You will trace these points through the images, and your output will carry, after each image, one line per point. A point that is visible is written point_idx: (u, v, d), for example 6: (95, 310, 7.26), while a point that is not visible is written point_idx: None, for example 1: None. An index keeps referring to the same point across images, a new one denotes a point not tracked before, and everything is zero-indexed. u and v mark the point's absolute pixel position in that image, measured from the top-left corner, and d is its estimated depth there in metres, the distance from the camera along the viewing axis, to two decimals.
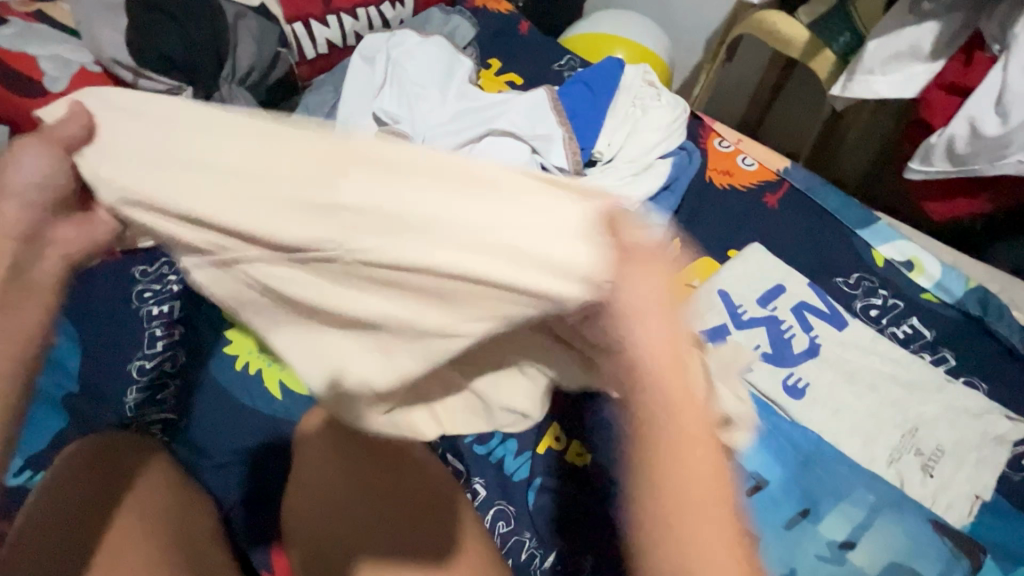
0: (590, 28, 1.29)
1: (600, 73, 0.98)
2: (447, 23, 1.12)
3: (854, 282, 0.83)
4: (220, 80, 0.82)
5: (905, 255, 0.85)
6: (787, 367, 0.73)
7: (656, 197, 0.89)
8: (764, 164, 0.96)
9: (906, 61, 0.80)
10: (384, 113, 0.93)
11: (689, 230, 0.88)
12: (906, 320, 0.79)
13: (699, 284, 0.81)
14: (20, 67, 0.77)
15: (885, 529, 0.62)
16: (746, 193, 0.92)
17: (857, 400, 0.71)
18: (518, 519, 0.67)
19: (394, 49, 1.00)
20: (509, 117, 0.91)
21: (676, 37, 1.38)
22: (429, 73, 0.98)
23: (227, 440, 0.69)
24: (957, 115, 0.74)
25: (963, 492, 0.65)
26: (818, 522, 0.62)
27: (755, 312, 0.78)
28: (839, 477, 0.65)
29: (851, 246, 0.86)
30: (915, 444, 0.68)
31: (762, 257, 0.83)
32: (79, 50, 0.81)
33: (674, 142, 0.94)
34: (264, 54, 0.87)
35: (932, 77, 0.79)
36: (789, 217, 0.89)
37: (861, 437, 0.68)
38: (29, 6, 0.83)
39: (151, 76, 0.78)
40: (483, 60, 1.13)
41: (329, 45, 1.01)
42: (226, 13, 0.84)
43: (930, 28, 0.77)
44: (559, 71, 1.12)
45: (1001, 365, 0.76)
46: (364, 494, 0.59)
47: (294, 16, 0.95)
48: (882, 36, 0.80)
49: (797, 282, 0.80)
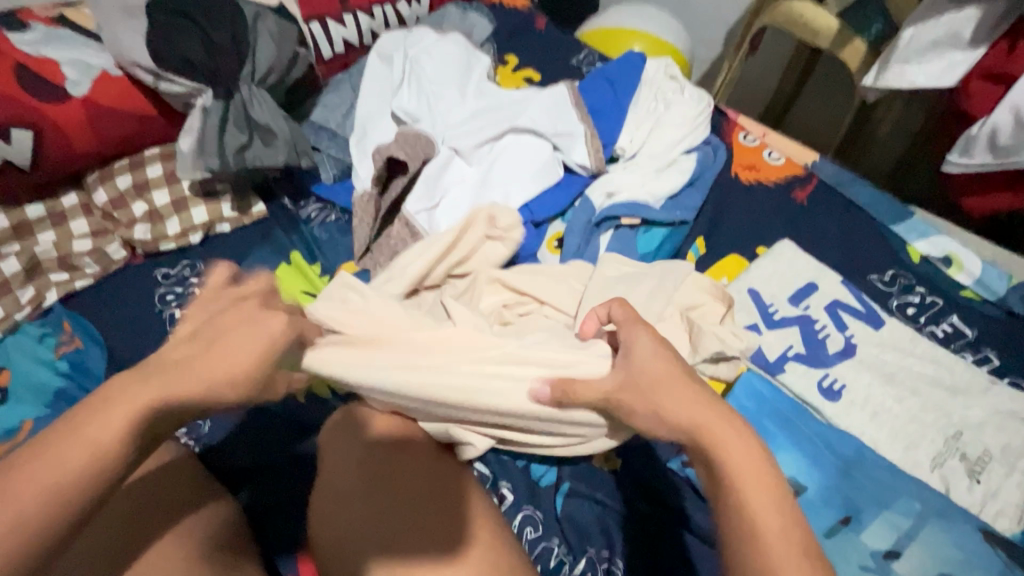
0: (608, 22, 1.26)
1: (620, 68, 0.97)
2: (463, 20, 1.10)
3: (890, 279, 0.80)
4: (239, 81, 0.82)
5: (942, 251, 0.82)
6: (821, 368, 0.71)
7: (681, 192, 0.87)
8: (792, 158, 0.93)
9: (947, 48, 0.76)
10: (403, 112, 0.92)
11: (715, 227, 0.86)
12: (945, 318, 0.76)
13: (729, 283, 0.79)
14: (42, 71, 0.77)
15: (930, 537, 0.60)
16: (774, 188, 0.89)
17: (896, 402, 0.68)
18: (546, 525, 0.65)
19: (412, 46, 0.99)
20: (530, 114, 0.90)
21: (696, 27, 1.35)
22: (447, 70, 0.96)
23: (249, 452, 0.70)
24: (1001, 105, 0.71)
25: (1013, 500, 0.63)
26: (860, 530, 0.60)
27: (786, 311, 0.76)
28: (883, 484, 0.63)
29: (886, 242, 0.83)
30: (959, 447, 0.66)
31: (794, 254, 0.81)
32: (101, 54, 0.81)
33: (699, 137, 0.92)
34: (284, 54, 0.86)
35: (971, 65, 0.76)
36: (817, 213, 0.87)
37: (902, 441, 0.66)
38: (50, 11, 0.83)
39: (171, 78, 0.78)
40: (500, 57, 1.11)
41: (346, 44, 1.01)
42: (246, 14, 0.83)
43: (972, 15, 0.74)
44: (578, 66, 1.10)
45: None
46: (378, 487, 0.57)
47: (310, 15, 0.95)
48: (918, 24, 0.78)
49: (829, 281, 0.78)
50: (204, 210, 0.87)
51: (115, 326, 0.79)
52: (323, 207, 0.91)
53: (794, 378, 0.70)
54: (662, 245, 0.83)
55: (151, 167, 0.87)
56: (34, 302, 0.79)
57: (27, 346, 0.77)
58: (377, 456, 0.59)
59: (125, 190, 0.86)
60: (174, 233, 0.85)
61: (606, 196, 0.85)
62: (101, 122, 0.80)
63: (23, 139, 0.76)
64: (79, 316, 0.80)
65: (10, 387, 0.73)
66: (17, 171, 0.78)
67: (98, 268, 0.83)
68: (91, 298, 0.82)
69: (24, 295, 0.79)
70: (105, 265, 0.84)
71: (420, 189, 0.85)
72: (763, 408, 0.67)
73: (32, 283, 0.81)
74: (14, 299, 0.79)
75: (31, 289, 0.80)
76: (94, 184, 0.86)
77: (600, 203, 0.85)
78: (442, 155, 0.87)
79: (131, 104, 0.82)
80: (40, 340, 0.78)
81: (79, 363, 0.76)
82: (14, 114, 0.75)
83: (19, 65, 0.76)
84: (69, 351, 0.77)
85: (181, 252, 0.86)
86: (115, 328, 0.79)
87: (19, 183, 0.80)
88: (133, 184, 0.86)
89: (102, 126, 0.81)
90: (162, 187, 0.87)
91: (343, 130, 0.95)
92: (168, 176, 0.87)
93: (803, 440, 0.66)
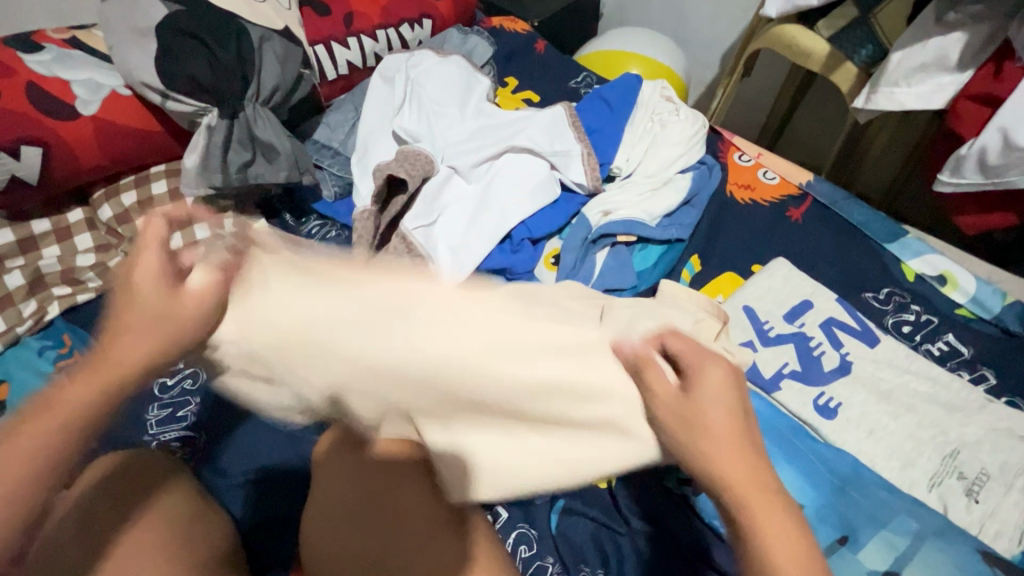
0: (607, 46, 1.29)
1: (617, 88, 0.98)
2: (464, 43, 1.13)
3: (885, 298, 0.80)
4: (245, 100, 0.84)
5: (937, 270, 0.83)
6: (816, 385, 0.71)
7: (677, 211, 0.88)
8: (786, 178, 0.94)
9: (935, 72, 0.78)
10: (404, 131, 0.93)
11: (709, 245, 0.87)
12: (940, 336, 0.76)
13: (724, 300, 0.80)
14: (54, 91, 0.79)
15: (931, 558, 0.59)
16: (769, 207, 0.90)
17: (892, 420, 0.68)
18: (541, 543, 0.65)
19: (413, 68, 1.01)
20: (528, 134, 0.92)
21: (692, 52, 1.38)
22: (447, 91, 0.98)
23: (246, 468, 0.70)
24: (989, 126, 0.72)
25: (1013, 520, 0.61)
26: (858, 550, 0.59)
27: (781, 328, 0.76)
28: (878, 502, 0.63)
29: (880, 260, 0.84)
30: (957, 466, 0.65)
31: (787, 272, 0.81)
32: (111, 75, 0.84)
33: (694, 157, 0.93)
34: (288, 75, 0.88)
35: (959, 88, 0.77)
36: (812, 232, 0.87)
37: (900, 460, 0.66)
38: (63, 34, 0.86)
39: (179, 98, 0.80)
40: (500, 79, 1.14)
41: (350, 66, 1.03)
42: (251, 35, 0.85)
43: (958, 39, 0.75)
44: (577, 88, 1.12)
45: None
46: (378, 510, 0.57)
47: (316, 39, 0.97)
48: (906, 48, 0.78)
49: (824, 298, 0.78)
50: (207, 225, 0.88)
51: None
52: (324, 223, 0.93)
53: (789, 394, 0.70)
54: (658, 262, 0.84)
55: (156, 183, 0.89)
56: (36, 316, 0.80)
57: (27, 358, 0.78)
58: (375, 475, 0.59)
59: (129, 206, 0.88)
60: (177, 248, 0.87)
61: (603, 214, 0.86)
62: (107, 141, 0.82)
63: (31, 156, 0.77)
64: (79, 329, 0.81)
65: (8, 401, 0.74)
66: (26, 188, 0.79)
67: (99, 282, 0.84)
68: (92, 311, 0.83)
69: (28, 308, 0.80)
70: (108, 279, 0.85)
71: (419, 206, 0.86)
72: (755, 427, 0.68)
73: (35, 297, 0.82)
74: (17, 313, 0.80)
75: (33, 302, 0.81)
76: (100, 201, 0.88)
77: (596, 221, 0.86)
78: (442, 174, 0.89)
79: (139, 123, 0.84)
80: (40, 353, 0.78)
81: None
82: (25, 132, 0.76)
83: (30, 85, 0.78)
84: (68, 364, 0.78)
85: None
86: None
87: (27, 201, 0.81)
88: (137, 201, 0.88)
89: (111, 144, 0.83)
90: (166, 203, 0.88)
91: (346, 149, 0.98)
92: (172, 192, 0.89)
93: (800, 458, 0.65)
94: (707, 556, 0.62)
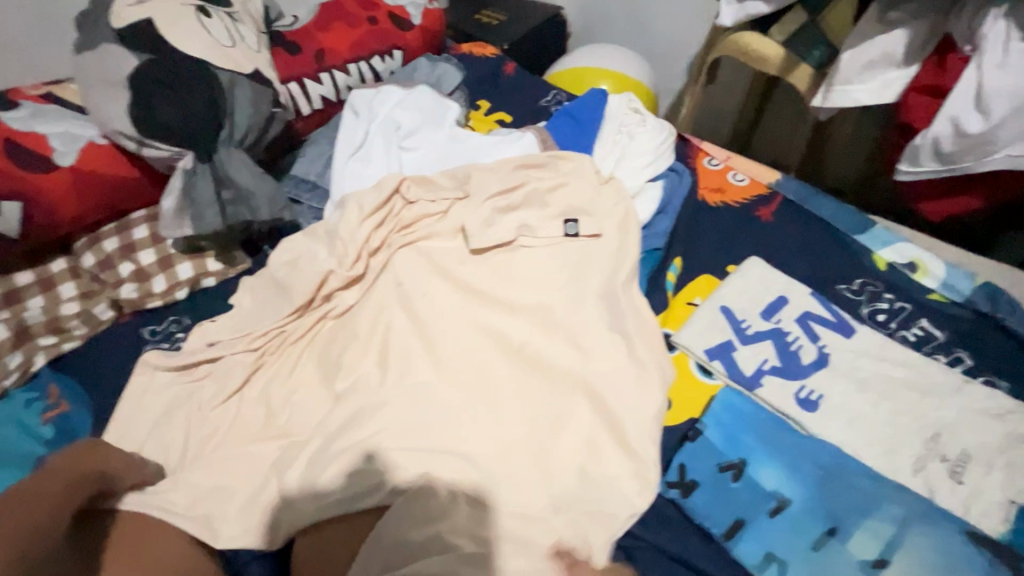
0: (578, 61, 1.32)
1: (584, 105, 0.99)
2: (433, 72, 1.15)
3: (859, 289, 0.82)
4: (217, 145, 0.84)
5: (906, 257, 0.84)
6: (797, 380, 0.73)
7: (652, 221, 0.89)
8: (756, 179, 0.96)
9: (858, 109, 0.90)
10: (358, 175, 0.95)
11: (688, 249, 0.88)
12: (915, 322, 0.78)
13: (701, 302, 0.81)
14: (30, 143, 0.80)
15: (914, 544, 0.60)
16: (740, 208, 0.92)
17: (873, 408, 0.70)
18: None
19: (379, 102, 1.03)
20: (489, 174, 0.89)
21: (660, 65, 1.43)
22: (414, 118, 1.02)
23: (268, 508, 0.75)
24: (939, 116, 0.76)
25: (997, 497, 0.64)
26: (845, 540, 0.61)
27: (759, 326, 0.78)
28: (864, 492, 0.64)
29: (849, 251, 0.86)
30: (938, 449, 0.67)
31: (761, 270, 0.83)
32: (87, 125, 0.84)
33: (663, 165, 0.94)
34: (259, 115, 0.89)
35: (907, 81, 0.81)
36: (785, 231, 0.89)
37: (880, 446, 0.68)
38: (37, 90, 0.87)
39: (153, 144, 0.82)
40: (472, 102, 1.17)
41: (324, 100, 1.07)
42: (221, 81, 0.85)
43: (900, 35, 0.79)
44: (548, 106, 1.15)
45: (1002, 344, 0.76)
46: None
47: (288, 77, 1.01)
48: (855, 47, 0.82)
49: (798, 292, 0.81)
50: (190, 266, 0.88)
51: (104, 389, 0.77)
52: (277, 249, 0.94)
53: (782, 388, 0.72)
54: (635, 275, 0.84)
55: (138, 228, 0.88)
56: (23, 368, 0.77)
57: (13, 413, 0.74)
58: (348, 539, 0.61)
59: (111, 252, 0.86)
60: (160, 290, 0.86)
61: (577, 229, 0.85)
62: (88, 191, 0.82)
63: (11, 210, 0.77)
64: (69, 380, 0.78)
65: None
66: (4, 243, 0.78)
67: (85, 329, 0.83)
68: (85, 359, 0.80)
69: (13, 360, 0.77)
70: (93, 325, 0.83)
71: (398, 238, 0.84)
72: (739, 422, 0.69)
73: (21, 348, 0.79)
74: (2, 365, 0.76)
75: (19, 355, 0.78)
76: (81, 249, 0.86)
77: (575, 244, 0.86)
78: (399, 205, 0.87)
79: (114, 169, 0.84)
80: (27, 407, 0.75)
81: (64, 426, 0.74)
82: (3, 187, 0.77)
83: (9, 141, 0.79)
84: (56, 415, 0.75)
85: (167, 309, 0.86)
86: (104, 389, 0.78)
87: (6, 255, 0.80)
88: (120, 247, 0.86)
89: (90, 194, 0.83)
90: (148, 247, 0.87)
91: (323, 181, 0.98)
92: (153, 236, 0.87)
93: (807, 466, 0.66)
94: (684, 556, 0.61)
